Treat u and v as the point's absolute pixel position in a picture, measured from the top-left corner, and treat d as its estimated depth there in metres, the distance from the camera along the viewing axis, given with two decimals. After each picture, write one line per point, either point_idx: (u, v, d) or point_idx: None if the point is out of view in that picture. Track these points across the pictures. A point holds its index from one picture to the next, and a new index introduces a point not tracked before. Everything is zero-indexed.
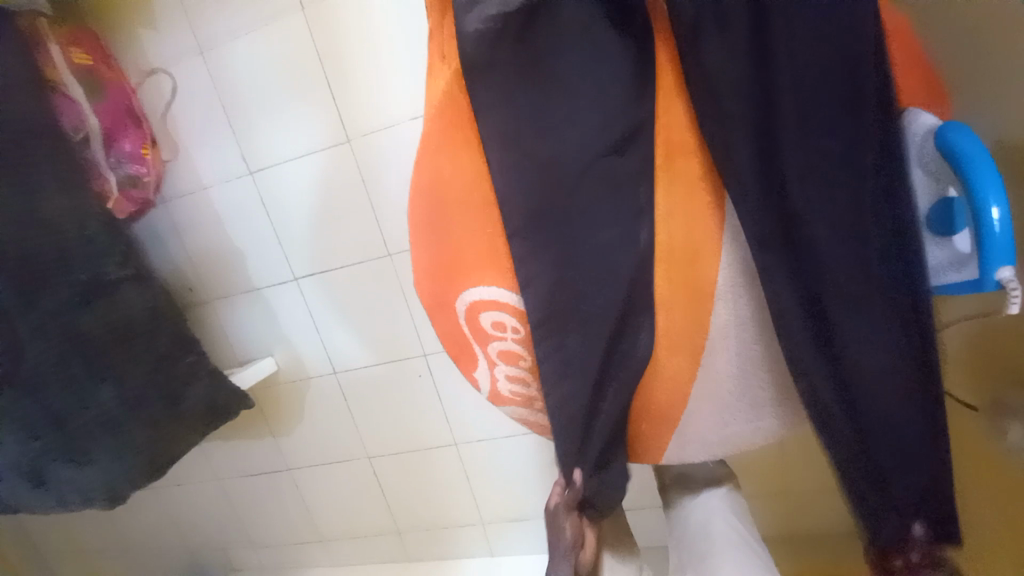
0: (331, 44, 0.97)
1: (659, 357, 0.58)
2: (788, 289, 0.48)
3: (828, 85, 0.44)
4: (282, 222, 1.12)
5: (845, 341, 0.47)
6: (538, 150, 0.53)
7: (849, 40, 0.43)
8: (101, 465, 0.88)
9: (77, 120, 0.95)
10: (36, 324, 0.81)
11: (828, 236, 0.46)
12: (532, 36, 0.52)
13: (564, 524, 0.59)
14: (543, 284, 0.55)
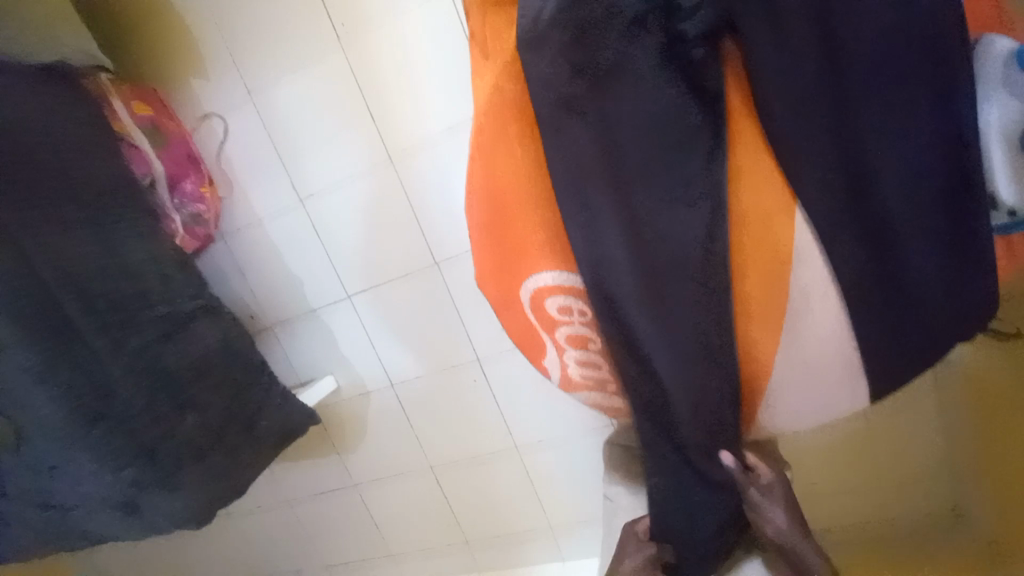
0: (367, 68, 1.02)
1: (736, 326, 0.56)
2: (852, 223, 0.52)
3: None
4: (333, 246, 1.17)
5: (905, 261, 0.52)
6: (598, 133, 0.53)
7: None
8: (192, 490, 0.92)
9: (145, 166, 1.03)
10: (128, 359, 0.86)
11: (892, 168, 0.49)
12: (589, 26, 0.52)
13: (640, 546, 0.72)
14: (618, 262, 0.55)
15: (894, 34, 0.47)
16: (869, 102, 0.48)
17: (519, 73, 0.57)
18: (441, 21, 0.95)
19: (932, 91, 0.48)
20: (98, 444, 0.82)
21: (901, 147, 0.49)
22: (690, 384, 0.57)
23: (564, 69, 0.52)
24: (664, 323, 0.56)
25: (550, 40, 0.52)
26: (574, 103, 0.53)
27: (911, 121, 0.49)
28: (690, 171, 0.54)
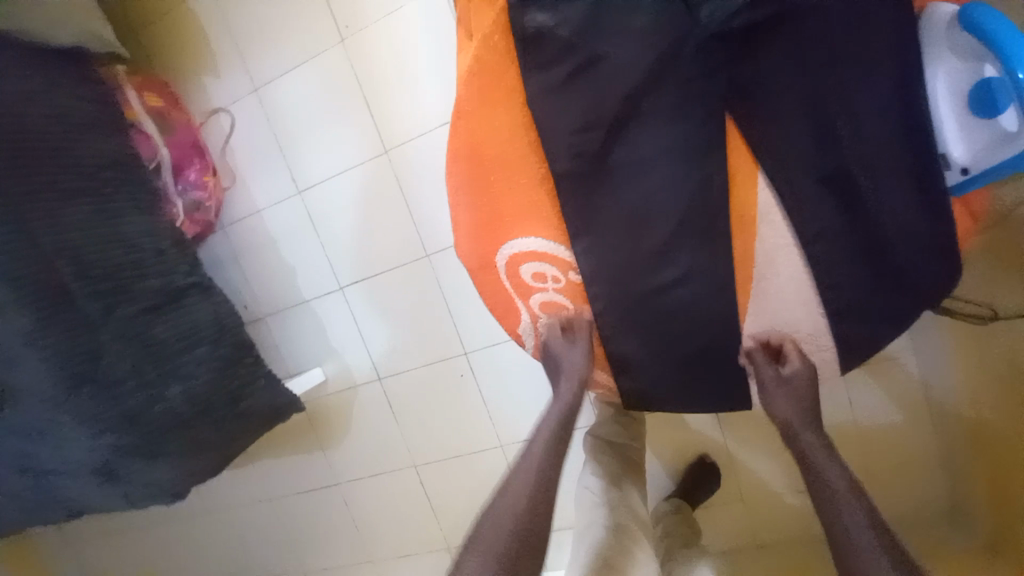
0: (367, 65, 1.08)
1: (709, 290, 0.58)
2: (819, 190, 0.54)
3: None
4: (329, 235, 1.19)
5: (877, 224, 0.54)
6: (575, 98, 0.58)
7: None
8: (173, 460, 0.92)
9: (150, 151, 1.07)
10: (118, 329, 0.87)
11: (854, 139, 0.52)
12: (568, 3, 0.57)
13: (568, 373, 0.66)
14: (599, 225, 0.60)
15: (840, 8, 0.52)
16: (827, 72, 0.52)
17: (510, 41, 0.60)
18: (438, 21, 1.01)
19: (878, 60, 0.52)
20: (78, 409, 0.84)
21: (858, 117, 0.52)
22: (657, 336, 0.62)
23: (548, 40, 0.58)
24: (636, 280, 0.60)
25: (537, 15, 0.58)
26: (556, 78, 0.58)
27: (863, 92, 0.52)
28: (666, 139, 0.57)
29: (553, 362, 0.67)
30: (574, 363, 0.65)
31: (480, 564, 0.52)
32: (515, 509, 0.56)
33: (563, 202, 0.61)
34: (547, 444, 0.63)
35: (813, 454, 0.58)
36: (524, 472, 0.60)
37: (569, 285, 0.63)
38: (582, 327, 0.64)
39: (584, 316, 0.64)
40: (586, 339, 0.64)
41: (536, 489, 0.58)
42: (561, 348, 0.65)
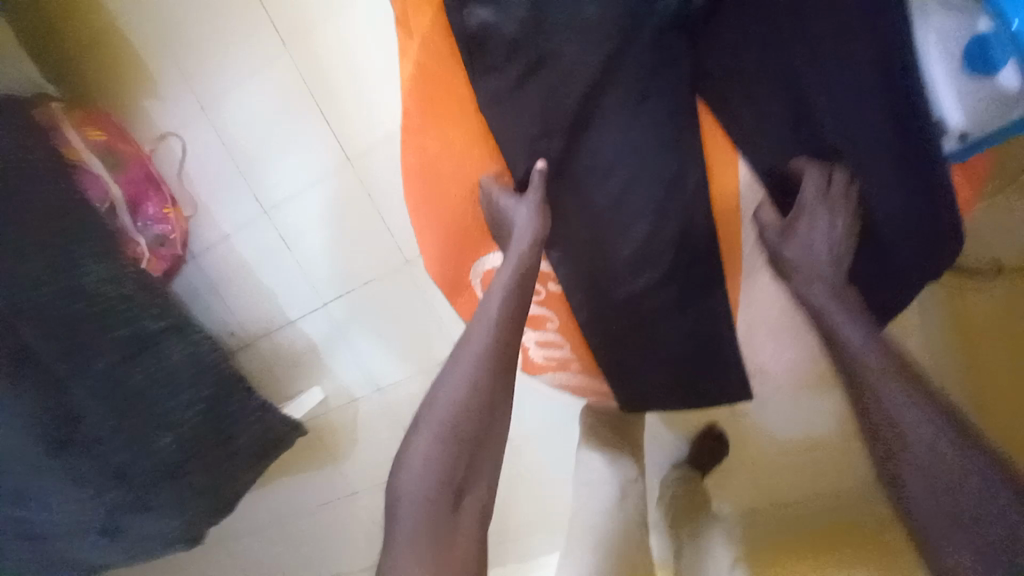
0: (317, 69, 1.00)
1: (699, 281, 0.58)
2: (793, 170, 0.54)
3: None
4: (304, 251, 1.14)
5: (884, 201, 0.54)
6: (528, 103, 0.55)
7: None
8: (165, 509, 0.93)
9: (102, 189, 1.03)
10: (90, 387, 0.85)
11: (832, 108, 0.51)
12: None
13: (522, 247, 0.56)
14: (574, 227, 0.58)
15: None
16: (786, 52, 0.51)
17: (452, 43, 0.55)
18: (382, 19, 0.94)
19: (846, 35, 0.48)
20: (70, 470, 0.85)
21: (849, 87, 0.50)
22: (637, 341, 0.60)
23: (493, 35, 0.54)
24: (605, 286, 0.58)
25: (478, 11, 0.53)
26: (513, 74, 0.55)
27: (851, 57, 0.49)
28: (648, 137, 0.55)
29: (499, 221, 0.58)
30: (524, 218, 0.55)
31: (426, 450, 0.50)
32: (467, 382, 0.52)
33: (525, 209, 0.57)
34: (505, 301, 0.53)
35: (830, 313, 0.52)
36: (479, 333, 0.53)
37: (549, 297, 0.60)
38: (534, 183, 0.56)
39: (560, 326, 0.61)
40: (536, 191, 0.55)
41: (494, 357, 0.53)
42: (506, 206, 0.57)
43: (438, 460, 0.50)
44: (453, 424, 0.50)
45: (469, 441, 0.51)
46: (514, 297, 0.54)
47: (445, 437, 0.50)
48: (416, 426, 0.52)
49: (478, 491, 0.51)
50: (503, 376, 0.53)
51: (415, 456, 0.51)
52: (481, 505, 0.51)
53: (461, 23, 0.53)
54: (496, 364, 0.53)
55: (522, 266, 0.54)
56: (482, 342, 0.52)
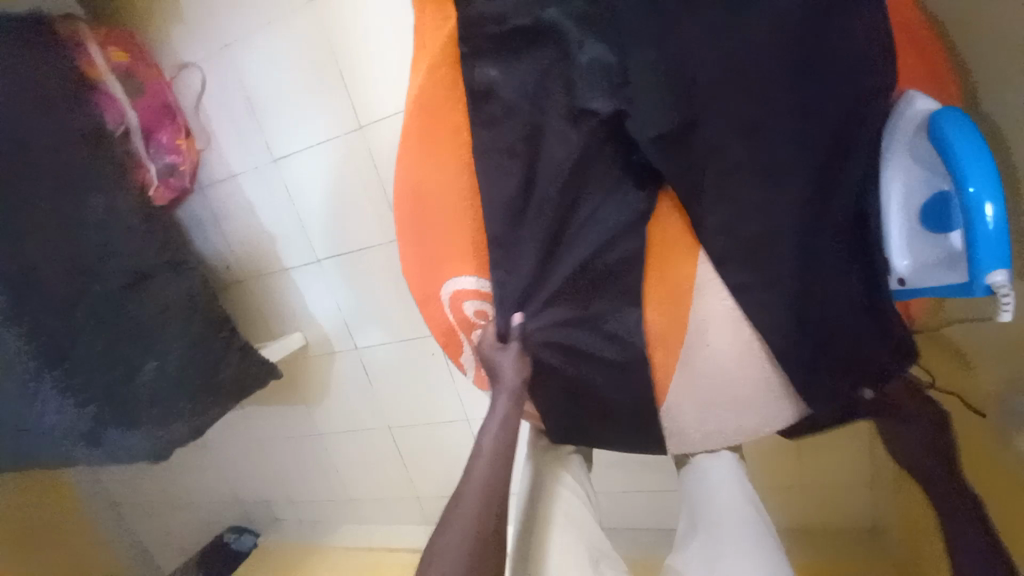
0: (339, 32, 0.99)
1: (643, 354, 0.56)
2: (766, 270, 0.51)
3: (782, 75, 0.46)
4: (305, 206, 1.17)
5: (850, 323, 0.51)
6: (519, 158, 0.57)
7: (811, 51, 0.46)
8: (148, 428, 0.98)
9: (118, 114, 1.05)
10: (89, 308, 0.92)
11: (806, 218, 0.48)
12: (525, 48, 0.54)
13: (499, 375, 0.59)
14: (542, 288, 0.58)
15: (798, 88, 0.46)
16: (790, 159, 0.47)
17: (458, 79, 0.57)
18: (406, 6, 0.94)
19: (837, 163, 0.47)
20: (60, 383, 0.90)
21: (814, 199, 0.48)
22: (578, 391, 0.61)
23: (493, 96, 0.56)
24: (560, 334, 0.58)
25: (487, 70, 0.55)
26: (509, 127, 0.56)
27: (830, 173, 0.48)
28: (616, 209, 0.56)
29: (487, 368, 0.61)
30: (509, 369, 0.59)
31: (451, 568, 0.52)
32: (483, 482, 0.56)
33: (503, 255, 0.60)
34: (505, 415, 0.59)
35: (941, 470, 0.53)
36: (487, 439, 0.58)
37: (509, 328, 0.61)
38: (512, 336, 0.59)
39: None
40: (518, 341, 0.59)
41: (500, 457, 0.58)
42: (494, 356, 0.60)
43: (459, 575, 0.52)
44: (472, 521, 0.54)
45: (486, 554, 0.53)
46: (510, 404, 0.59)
47: (467, 533, 0.53)
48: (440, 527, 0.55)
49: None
50: (505, 471, 0.58)
51: (442, 547, 0.54)
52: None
53: (470, 72, 0.56)
54: (502, 462, 0.58)
55: (513, 395, 0.59)
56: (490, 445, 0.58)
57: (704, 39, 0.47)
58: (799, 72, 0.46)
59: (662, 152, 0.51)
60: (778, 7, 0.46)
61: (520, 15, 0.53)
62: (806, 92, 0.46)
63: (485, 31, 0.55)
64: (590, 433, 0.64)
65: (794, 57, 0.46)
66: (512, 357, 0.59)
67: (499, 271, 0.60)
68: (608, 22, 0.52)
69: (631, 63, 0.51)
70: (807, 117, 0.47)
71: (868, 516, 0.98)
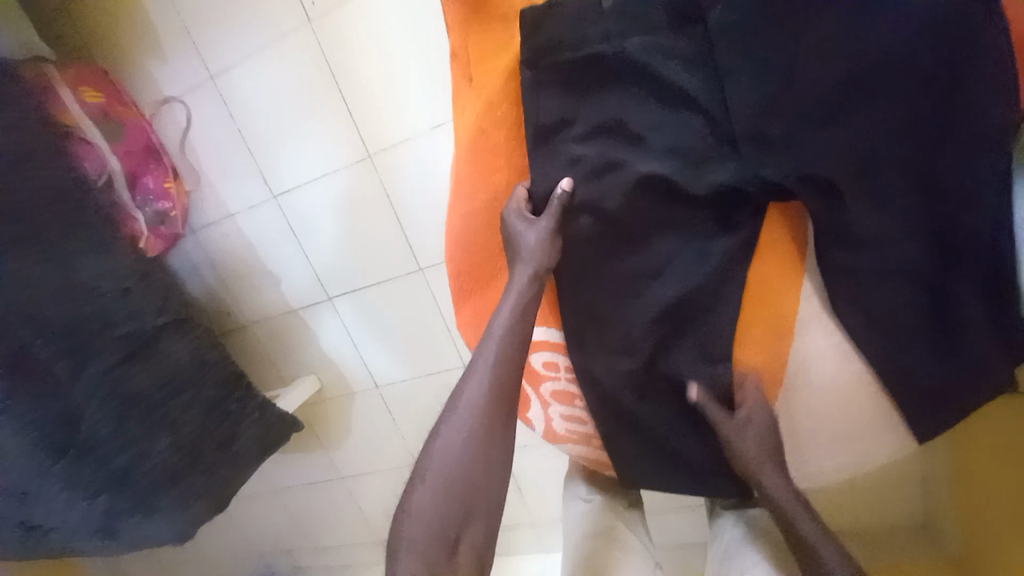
0: (339, 55, 0.91)
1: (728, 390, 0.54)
2: (868, 295, 0.47)
3: (885, 97, 0.43)
4: (310, 242, 1.09)
5: (966, 348, 0.47)
6: (589, 193, 0.54)
7: (926, 69, 0.42)
8: (168, 513, 0.89)
9: (99, 163, 0.96)
10: (91, 385, 0.82)
11: (915, 243, 0.45)
12: (597, 72, 0.52)
13: (524, 235, 0.55)
14: (630, 321, 0.55)
15: (912, 112, 0.43)
16: (896, 189, 0.44)
17: (519, 113, 0.57)
18: (408, 25, 0.85)
19: (958, 185, 0.43)
20: (66, 476, 0.80)
21: (922, 219, 0.45)
22: (655, 427, 0.58)
23: (567, 126, 0.55)
24: (636, 369, 0.56)
25: (552, 102, 0.54)
26: (581, 154, 0.54)
27: (947, 196, 0.44)
28: (705, 236, 0.52)
29: (508, 243, 0.57)
30: (531, 244, 0.54)
31: (430, 498, 0.48)
32: (467, 433, 0.50)
33: (574, 294, 0.58)
34: (503, 347, 0.52)
35: None
36: (475, 382, 0.51)
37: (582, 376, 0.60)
38: (552, 204, 0.55)
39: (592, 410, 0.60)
40: (552, 216, 0.54)
41: (492, 404, 0.50)
42: (518, 228, 0.55)
43: (437, 507, 0.48)
44: (450, 472, 0.49)
45: (468, 491, 0.48)
46: (514, 342, 0.52)
47: (444, 487, 0.48)
48: (415, 473, 0.50)
49: (477, 530, 0.48)
50: (506, 418, 0.51)
51: (418, 501, 0.49)
52: (479, 547, 0.48)
53: (534, 101, 0.55)
54: (498, 408, 0.51)
55: (522, 303, 0.53)
56: (489, 385, 0.51)
57: (816, 53, 0.44)
58: (904, 94, 0.43)
59: (762, 180, 0.48)
60: (882, 24, 0.42)
61: (599, 42, 0.51)
62: (925, 115, 0.43)
63: (554, 62, 0.54)
64: (677, 475, 0.59)
65: (904, 76, 0.42)
66: (545, 219, 0.54)
67: (574, 305, 0.58)
68: (699, 46, 0.49)
69: (712, 85, 0.49)
70: (917, 140, 0.43)
71: (917, 508, 0.87)
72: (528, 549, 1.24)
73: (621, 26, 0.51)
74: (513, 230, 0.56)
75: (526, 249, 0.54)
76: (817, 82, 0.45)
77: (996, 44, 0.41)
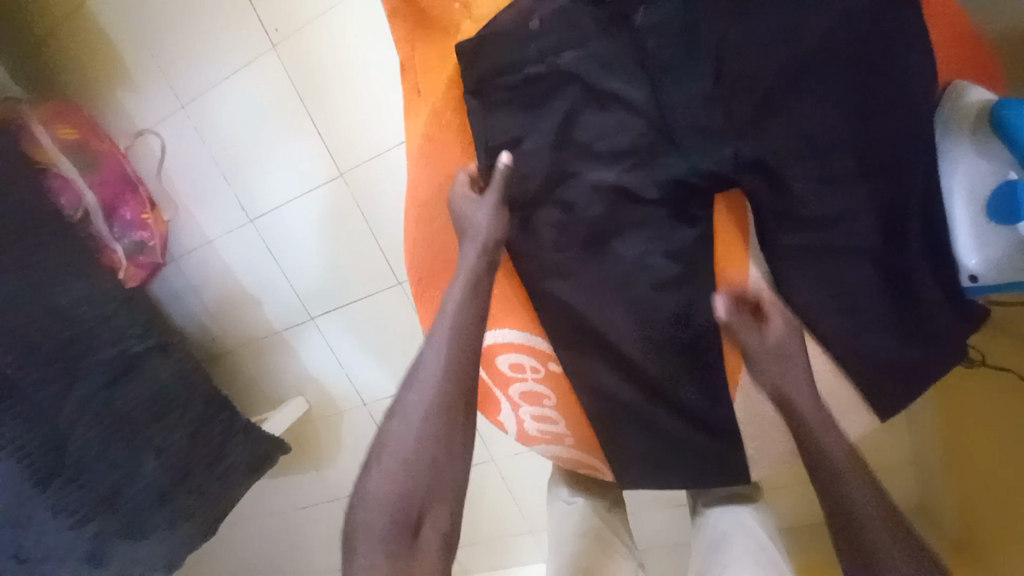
0: (307, 78, 0.93)
1: (690, 375, 0.55)
2: (822, 278, 0.48)
3: (815, 81, 0.45)
4: (290, 261, 1.10)
5: (921, 321, 0.48)
6: (546, 201, 0.55)
7: (847, 53, 0.44)
8: (157, 536, 0.89)
9: (75, 197, 0.99)
10: (75, 411, 0.82)
11: (863, 220, 0.47)
12: (541, 79, 0.53)
13: (473, 211, 0.53)
14: (597, 318, 0.56)
15: (840, 93, 0.45)
16: (838, 169, 0.46)
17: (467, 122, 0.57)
18: (371, 44, 0.88)
19: (894, 159, 0.45)
20: (51, 504, 0.79)
21: (868, 198, 0.46)
22: (637, 416, 0.59)
23: (518, 137, 0.55)
24: (609, 361, 0.58)
25: (500, 116, 0.55)
26: (534, 162, 0.55)
27: (885, 173, 0.45)
28: (660, 227, 0.53)
29: (459, 223, 0.55)
30: (481, 220, 0.53)
31: (388, 482, 0.45)
32: (425, 416, 0.47)
33: (541, 297, 0.58)
34: (459, 320, 0.49)
35: None
36: (431, 361, 0.48)
37: (550, 375, 0.60)
38: (497, 178, 0.54)
39: (563, 407, 0.61)
40: (496, 191, 0.53)
41: (450, 388, 0.47)
42: (466, 210, 0.54)
43: (396, 490, 0.45)
44: (409, 459, 0.46)
45: (430, 472, 0.46)
46: (471, 318, 0.50)
47: (403, 474, 0.45)
48: (370, 457, 0.47)
49: (443, 513, 0.46)
50: (466, 397, 0.48)
51: (375, 490, 0.46)
52: (442, 536, 0.46)
53: (483, 108, 0.56)
54: (457, 387, 0.48)
55: (474, 282, 0.51)
56: (447, 359, 0.48)
57: (744, 50, 0.46)
58: (830, 77, 0.45)
59: (708, 174, 0.49)
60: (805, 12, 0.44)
61: (533, 59, 0.52)
62: (853, 97, 0.45)
63: (497, 78, 0.54)
64: (654, 467, 0.60)
65: (829, 60, 0.44)
66: (489, 196, 0.53)
67: (542, 309, 0.58)
68: (631, 54, 0.50)
69: (652, 83, 0.50)
70: (849, 121, 0.45)
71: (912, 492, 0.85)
72: (528, 558, 1.22)
73: (552, 41, 0.52)
74: (461, 207, 0.54)
75: (477, 226, 0.53)
76: (750, 72, 0.46)
77: (911, 25, 0.43)
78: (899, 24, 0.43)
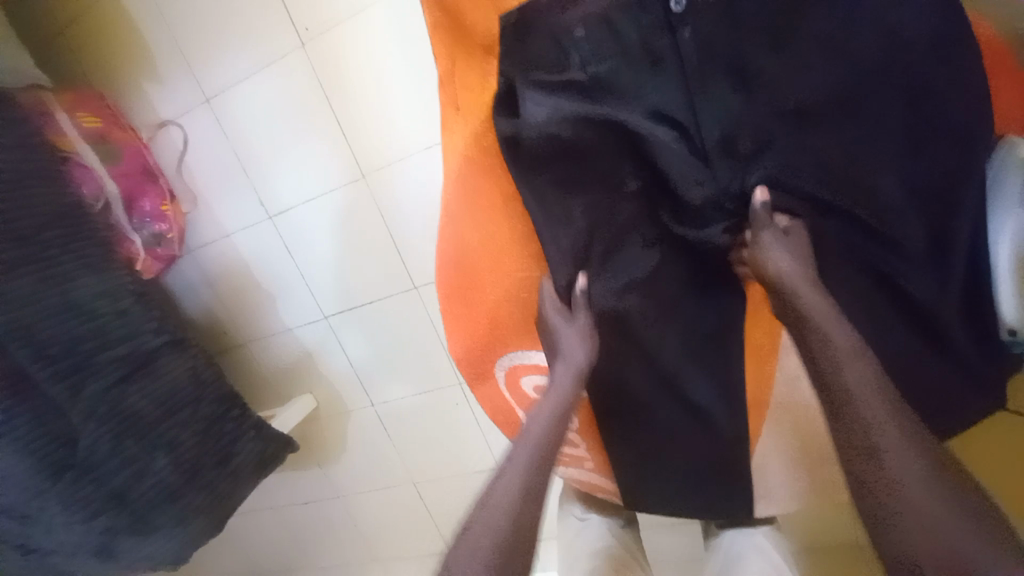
0: (334, 79, 0.92)
1: (716, 405, 0.56)
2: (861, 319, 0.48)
3: (867, 127, 0.45)
4: (307, 260, 1.09)
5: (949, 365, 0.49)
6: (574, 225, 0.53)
7: (899, 104, 0.44)
8: (167, 531, 0.89)
9: (95, 186, 0.98)
10: (89, 407, 0.82)
11: (897, 264, 0.48)
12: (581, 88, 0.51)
13: (560, 330, 0.53)
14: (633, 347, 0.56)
15: (889, 140, 0.45)
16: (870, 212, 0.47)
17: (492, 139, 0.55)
18: (402, 49, 0.87)
19: (934, 203, 0.46)
20: (64, 497, 0.79)
21: (903, 244, 0.47)
22: (653, 443, 0.59)
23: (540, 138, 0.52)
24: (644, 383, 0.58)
25: (537, 114, 0.52)
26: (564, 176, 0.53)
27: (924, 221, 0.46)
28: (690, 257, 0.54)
29: (547, 344, 0.55)
30: (573, 344, 0.52)
31: None
32: (499, 532, 0.43)
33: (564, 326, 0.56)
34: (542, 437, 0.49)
35: None
36: (509, 477, 0.47)
37: None
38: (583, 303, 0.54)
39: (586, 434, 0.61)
40: (587, 314, 0.53)
41: (526, 504, 0.45)
42: (557, 329, 0.53)
43: None
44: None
45: None
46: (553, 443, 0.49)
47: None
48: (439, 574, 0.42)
49: None
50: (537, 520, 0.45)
51: None
52: None
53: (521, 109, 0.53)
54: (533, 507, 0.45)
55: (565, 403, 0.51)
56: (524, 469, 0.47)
57: (794, 90, 0.46)
58: (876, 125, 0.45)
59: (738, 198, 0.51)
60: (856, 60, 0.45)
61: (575, 68, 0.51)
62: (899, 142, 0.45)
63: (535, 79, 0.52)
64: (679, 498, 0.60)
65: (880, 106, 0.45)
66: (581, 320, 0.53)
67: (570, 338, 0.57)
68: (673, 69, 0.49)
69: (688, 106, 0.49)
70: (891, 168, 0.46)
71: None
72: None
73: (594, 50, 0.51)
74: (550, 331, 0.54)
75: (570, 355, 0.52)
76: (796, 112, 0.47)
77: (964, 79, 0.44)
78: (949, 71, 0.43)
